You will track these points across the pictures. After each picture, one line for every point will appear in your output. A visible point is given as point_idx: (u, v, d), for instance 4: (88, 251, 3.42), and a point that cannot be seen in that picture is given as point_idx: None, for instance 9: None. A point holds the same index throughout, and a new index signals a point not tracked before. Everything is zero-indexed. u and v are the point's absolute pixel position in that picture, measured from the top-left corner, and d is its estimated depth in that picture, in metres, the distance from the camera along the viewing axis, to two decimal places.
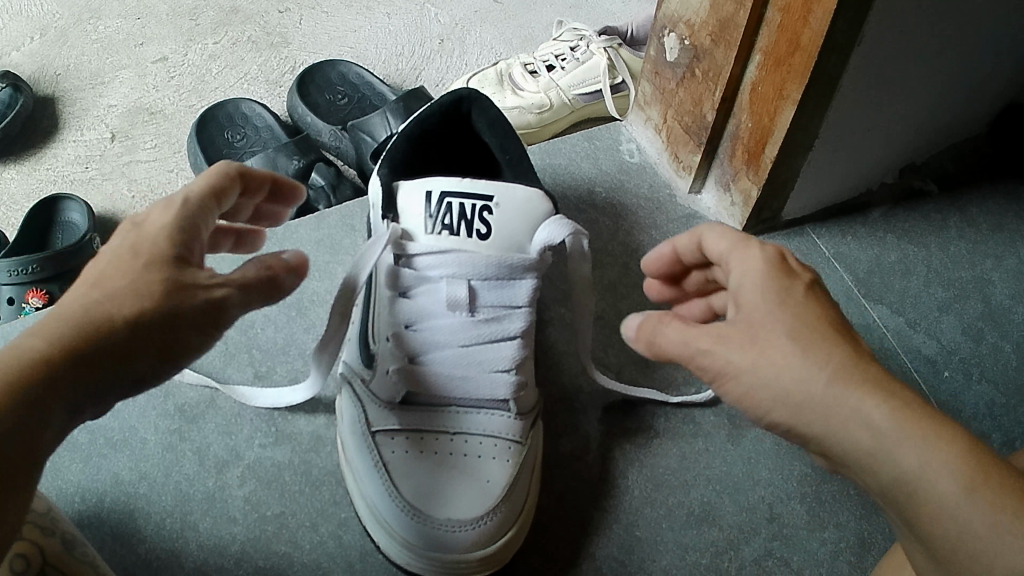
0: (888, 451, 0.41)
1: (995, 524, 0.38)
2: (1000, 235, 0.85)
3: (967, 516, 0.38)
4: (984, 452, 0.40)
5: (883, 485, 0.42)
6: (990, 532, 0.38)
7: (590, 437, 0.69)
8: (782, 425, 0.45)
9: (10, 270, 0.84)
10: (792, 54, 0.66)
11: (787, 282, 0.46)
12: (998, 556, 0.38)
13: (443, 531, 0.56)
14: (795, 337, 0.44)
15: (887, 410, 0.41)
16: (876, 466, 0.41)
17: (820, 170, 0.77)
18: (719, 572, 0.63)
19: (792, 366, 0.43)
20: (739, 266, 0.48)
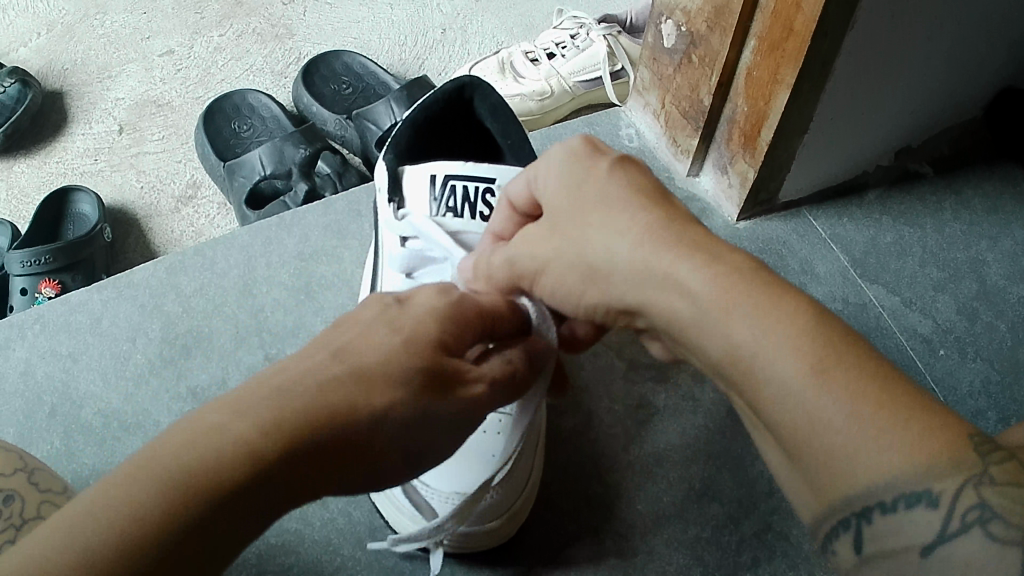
0: (738, 319, 0.39)
1: (871, 416, 0.33)
2: (995, 217, 0.86)
3: (829, 403, 0.34)
4: (839, 326, 0.37)
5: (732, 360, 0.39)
6: (847, 423, 0.34)
7: (592, 415, 0.71)
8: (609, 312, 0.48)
9: (24, 261, 0.86)
10: (786, 40, 0.67)
11: (589, 160, 0.50)
12: (847, 450, 0.34)
13: (451, 503, 0.59)
14: (613, 201, 0.47)
15: (716, 280, 0.41)
16: (718, 340, 0.40)
17: (814, 154, 0.79)
18: (719, 545, 0.64)
19: (609, 229, 0.46)
20: (548, 165, 0.51)
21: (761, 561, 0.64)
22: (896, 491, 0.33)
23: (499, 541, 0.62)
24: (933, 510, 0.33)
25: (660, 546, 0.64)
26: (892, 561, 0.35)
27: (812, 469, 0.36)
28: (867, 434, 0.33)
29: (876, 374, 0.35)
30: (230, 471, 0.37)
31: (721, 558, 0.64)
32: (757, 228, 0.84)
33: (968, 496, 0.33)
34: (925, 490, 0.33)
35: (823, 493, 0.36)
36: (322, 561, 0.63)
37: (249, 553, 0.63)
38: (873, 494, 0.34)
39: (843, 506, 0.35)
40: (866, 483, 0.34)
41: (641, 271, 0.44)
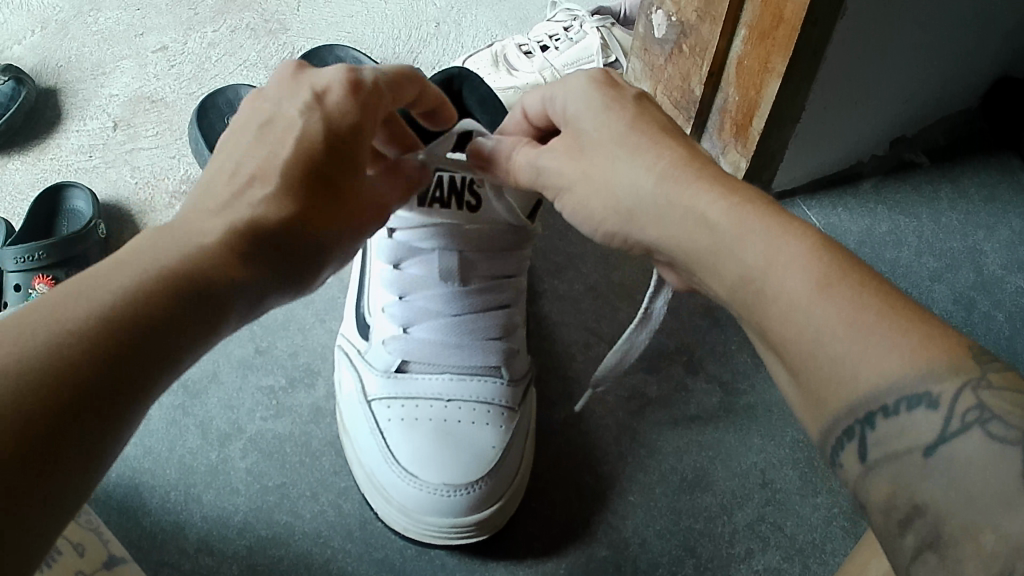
0: (743, 249, 0.39)
1: (855, 320, 0.34)
2: (991, 206, 0.85)
3: (816, 310, 0.35)
4: (839, 249, 0.37)
5: (732, 291, 0.40)
6: (841, 329, 0.34)
7: (584, 406, 0.71)
8: (626, 238, 0.47)
9: (18, 257, 0.86)
10: (776, 28, 0.67)
11: (614, 92, 0.50)
12: (839, 356, 0.34)
13: (439, 495, 0.59)
14: (624, 146, 0.47)
15: (730, 215, 0.41)
16: (728, 264, 0.40)
17: (807, 144, 0.79)
18: (713, 537, 0.64)
19: (631, 173, 0.45)
20: (560, 96, 0.51)
21: (755, 553, 0.63)
22: (900, 392, 0.32)
23: (489, 533, 0.61)
24: (932, 414, 0.32)
25: (653, 538, 0.64)
26: (894, 463, 0.32)
27: (797, 375, 0.36)
28: (851, 343, 0.34)
29: (868, 291, 0.34)
30: (103, 330, 0.34)
31: (715, 550, 0.63)
32: None
33: (966, 399, 0.31)
34: (934, 397, 0.32)
35: (819, 400, 0.35)
36: (313, 553, 0.63)
37: (240, 546, 0.63)
38: (873, 398, 0.33)
39: (848, 411, 0.34)
40: (868, 384, 0.33)
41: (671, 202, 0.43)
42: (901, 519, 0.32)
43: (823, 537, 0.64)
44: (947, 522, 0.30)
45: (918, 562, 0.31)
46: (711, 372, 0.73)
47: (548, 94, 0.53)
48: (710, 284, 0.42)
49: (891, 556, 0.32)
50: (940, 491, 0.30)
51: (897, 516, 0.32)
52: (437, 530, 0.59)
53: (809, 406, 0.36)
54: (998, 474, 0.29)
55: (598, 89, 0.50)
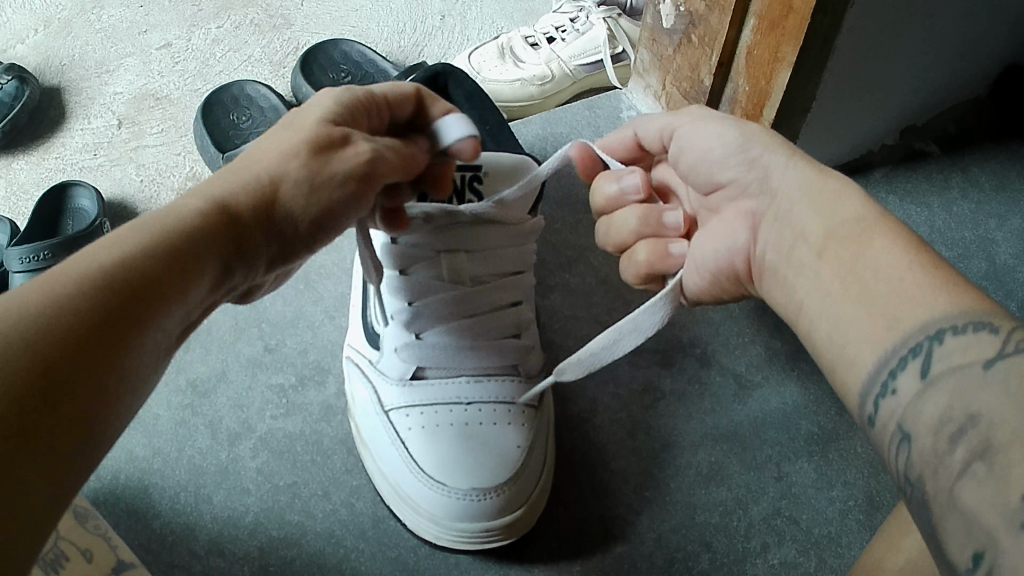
0: (882, 236, 0.46)
1: (925, 279, 0.43)
2: (1003, 194, 0.84)
3: (903, 263, 0.44)
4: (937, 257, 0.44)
5: (824, 235, 0.49)
6: (920, 276, 0.43)
7: (598, 401, 0.70)
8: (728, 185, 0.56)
9: (24, 257, 0.84)
10: (786, 17, 0.66)
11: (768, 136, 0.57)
12: (911, 296, 0.42)
13: (469, 500, 0.58)
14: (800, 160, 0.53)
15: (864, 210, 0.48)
16: (869, 246, 0.46)
17: (818, 134, 0.78)
18: (728, 531, 0.63)
19: (797, 175, 0.52)
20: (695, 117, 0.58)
21: (771, 547, 0.62)
22: (954, 321, 0.39)
23: (518, 536, 0.61)
24: (990, 339, 0.37)
25: (668, 533, 0.63)
26: (955, 376, 0.37)
27: (871, 309, 0.44)
28: (923, 285, 0.42)
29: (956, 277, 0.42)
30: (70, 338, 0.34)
31: (730, 545, 0.62)
32: None
33: (1019, 335, 0.37)
34: (988, 325, 0.38)
35: (888, 329, 0.42)
36: (324, 552, 0.62)
37: (252, 547, 0.62)
38: (932, 325, 0.40)
39: (914, 334, 0.41)
40: (934, 317, 0.40)
41: (815, 197, 0.50)
42: (949, 431, 0.36)
43: (839, 531, 0.63)
44: (998, 430, 0.34)
45: (961, 473, 0.35)
46: (725, 366, 0.72)
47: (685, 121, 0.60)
48: (795, 248, 0.50)
49: (929, 470, 0.36)
50: (994, 399, 0.35)
51: (948, 430, 0.36)
52: (468, 535, 0.59)
53: (881, 336, 0.43)
54: None
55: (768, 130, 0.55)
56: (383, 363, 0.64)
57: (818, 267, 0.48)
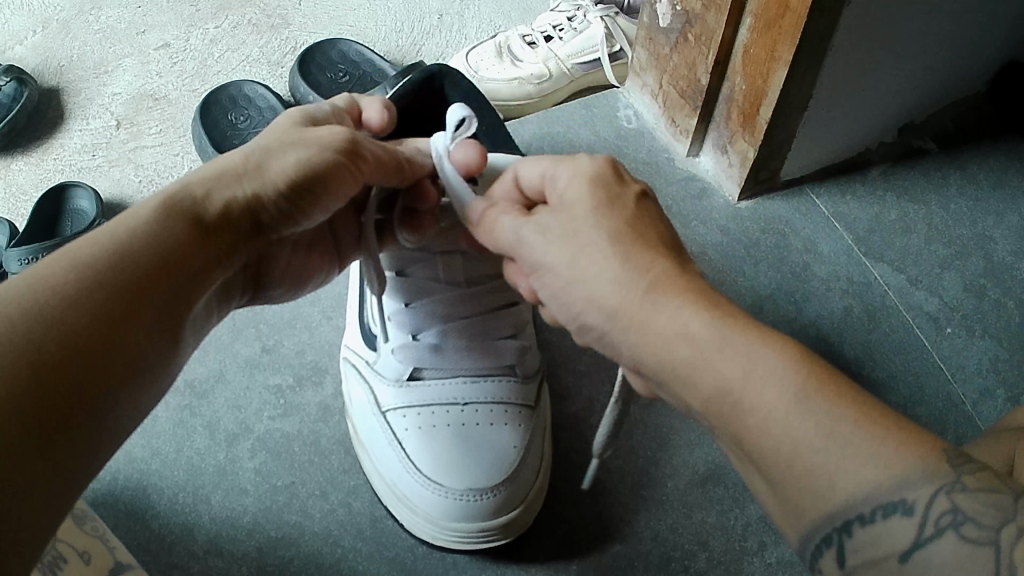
0: (720, 365, 0.38)
1: (833, 430, 0.35)
2: (1000, 192, 0.84)
3: (796, 424, 0.36)
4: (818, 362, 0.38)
5: (706, 404, 0.39)
6: (820, 443, 0.35)
7: (595, 400, 0.70)
8: (602, 335, 0.44)
9: (22, 259, 0.85)
10: (782, 16, 0.66)
11: (611, 188, 0.46)
12: (821, 475, 0.35)
13: (465, 501, 0.59)
14: (623, 247, 0.43)
15: (713, 329, 0.39)
16: (699, 386, 0.39)
17: (815, 132, 0.78)
18: (725, 530, 0.63)
19: (618, 280, 0.42)
20: (557, 180, 0.47)
21: (768, 546, 0.63)
22: (875, 500, 0.35)
23: (515, 536, 0.62)
24: (909, 519, 0.34)
25: (665, 532, 0.63)
26: (876, 571, 0.35)
27: (779, 488, 0.37)
28: (832, 456, 0.35)
29: (847, 402, 0.36)
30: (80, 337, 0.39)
31: (727, 543, 0.63)
32: (759, 207, 0.83)
33: (940, 503, 0.34)
34: (907, 503, 0.34)
35: (797, 509, 0.37)
36: (322, 553, 0.62)
37: (250, 547, 0.62)
38: (850, 508, 0.35)
39: (824, 522, 0.36)
40: (844, 496, 0.35)
41: (666, 336, 0.40)
42: None
43: None
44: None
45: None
46: None
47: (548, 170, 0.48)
48: (683, 397, 0.41)
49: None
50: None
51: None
52: (464, 535, 0.60)
53: (790, 513, 0.38)
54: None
55: (594, 185, 0.46)
56: (379, 362, 0.64)
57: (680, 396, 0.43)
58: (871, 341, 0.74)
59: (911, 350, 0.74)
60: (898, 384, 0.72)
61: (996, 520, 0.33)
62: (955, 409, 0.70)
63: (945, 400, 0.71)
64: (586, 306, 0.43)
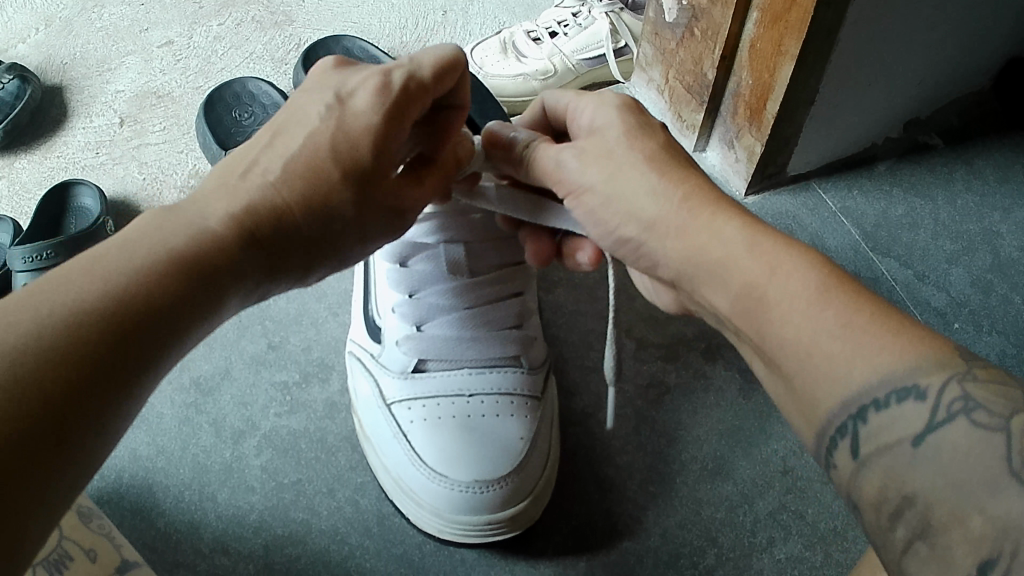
0: (749, 263, 0.41)
1: (849, 321, 0.37)
2: (1007, 187, 0.84)
3: (814, 316, 0.38)
4: (836, 266, 0.40)
5: (733, 304, 0.42)
6: (836, 331, 0.37)
7: (603, 396, 0.70)
8: (638, 246, 0.48)
9: (26, 257, 0.84)
10: (789, 10, 0.66)
11: (641, 116, 0.51)
12: (830, 365, 0.37)
13: (471, 493, 0.58)
14: (655, 165, 0.47)
15: (744, 235, 0.42)
16: (732, 281, 0.42)
17: (822, 127, 0.78)
18: (734, 527, 0.63)
19: (652, 192, 0.46)
20: (587, 109, 0.52)
21: (776, 542, 0.62)
22: (886, 386, 0.35)
23: (524, 528, 0.61)
24: (921, 405, 0.34)
25: (674, 528, 0.63)
26: (885, 456, 0.35)
27: (794, 379, 0.39)
28: (844, 346, 0.36)
29: (864, 298, 0.37)
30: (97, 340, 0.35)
31: (735, 539, 0.62)
32: (766, 201, 0.83)
33: (951, 391, 0.34)
34: (921, 390, 0.34)
35: (812, 405, 0.38)
36: (329, 551, 0.62)
37: (256, 545, 0.62)
38: (866, 394, 0.36)
39: (837, 411, 0.37)
40: (856, 387, 0.36)
41: (694, 242, 0.44)
42: (889, 512, 0.34)
43: (846, 525, 0.63)
44: (935, 510, 0.32)
45: (908, 554, 0.33)
46: (729, 360, 0.72)
47: (579, 103, 0.53)
48: (714, 304, 0.44)
49: (882, 549, 0.35)
50: (927, 479, 0.33)
51: (887, 509, 0.34)
52: (471, 528, 0.59)
53: (804, 409, 0.39)
54: (984, 456, 0.32)
55: (627, 112, 0.50)
56: (383, 351, 0.64)
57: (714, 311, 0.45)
58: None
59: None
60: None
61: (1007, 408, 0.33)
62: None
63: None
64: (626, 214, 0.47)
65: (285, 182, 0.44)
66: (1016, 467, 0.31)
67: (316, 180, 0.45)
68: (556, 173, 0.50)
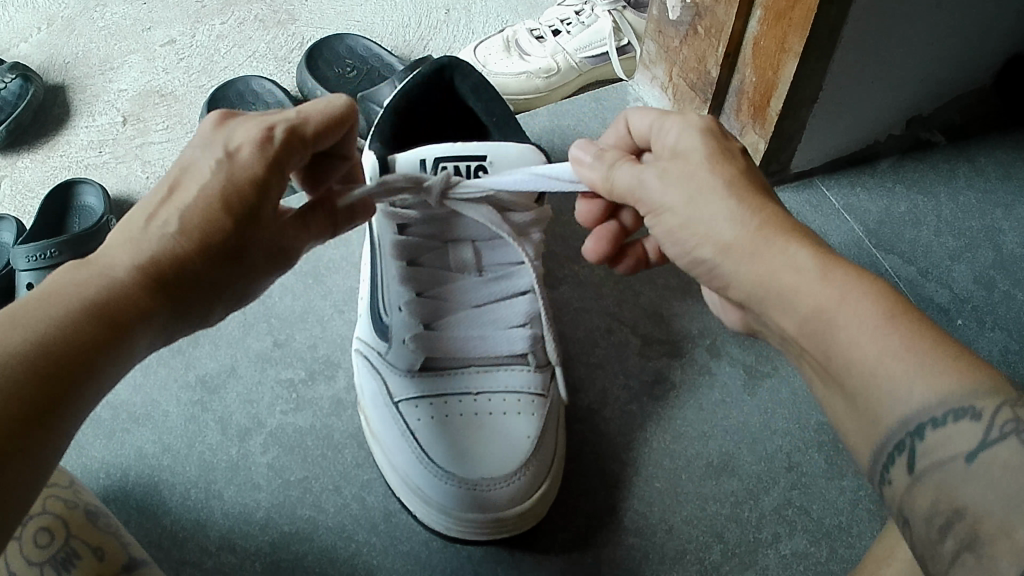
0: (818, 289, 0.42)
1: (913, 348, 0.38)
2: (1009, 184, 0.84)
3: (878, 340, 0.39)
4: (901, 294, 0.41)
5: (799, 326, 0.43)
6: (901, 356, 0.38)
7: (608, 393, 0.70)
8: (713, 268, 0.48)
9: (29, 255, 0.84)
10: (793, 8, 0.66)
11: (724, 141, 0.50)
12: (891, 385, 0.38)
13: (480, 490, 0.58)
14: (731, 189, 0.47)
15: (816, 260, 0.43)
16: (798, 304, 0.43)
17: (826, 124, 0.78)
18: (740, 522, 0.63)
19: (730, 214, 0.46)
20: (668, 131, 0.51)
21: (782, 537, 0.62)
22: (944, 406, 0.37)
23: (530, 527, 0.61)
24: (975, 424, 0.36)
25: (680, 524, 0.63)
26: (939, 472, 0.37)
27: (858, 398, 0.40)
28: (909, 368, 0.38)
29: (927, 329, 0.38)
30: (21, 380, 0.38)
31: (741, 535, 0.62)
32: None
33: (1004, 415, 0.36)
34: (976, 411, 0.36)
35: (874, 423, 0.40)
36: (336, 548, 0.62)
37: (263, 543, 0.62)
38: (924, 414, 0.37)
39: (896, 429, 0.38)
40: (914, 407, 0.38)
41: (760, 262, 0.45)
42: (941, 525, 0.36)
43: (850, 521, 0.63)
44: (987, 525, 0.34)
45: (957, 565, 0.35)
46: (734, 356, 0.72)
47: (659, 123, 0.52)
48: (779, 322, 0.45)
49: (929, 561, 0.37)
50: (982, 496, 0.35)
51: (938, 522, 0.37)
52: (478, 525, 0.59)
53: (863, 425, 0.40)
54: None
55: (710, 134, 0.50)
56: (393, 350, 0.63)
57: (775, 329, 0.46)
58: None
59: None
60: None
61: None
62: None
63: None
64: (699, 238, 0.47)
65: (183, 233, 0.45)
66: None
67: (211, 224, 0.46)
68: (635, 191, 0.50)
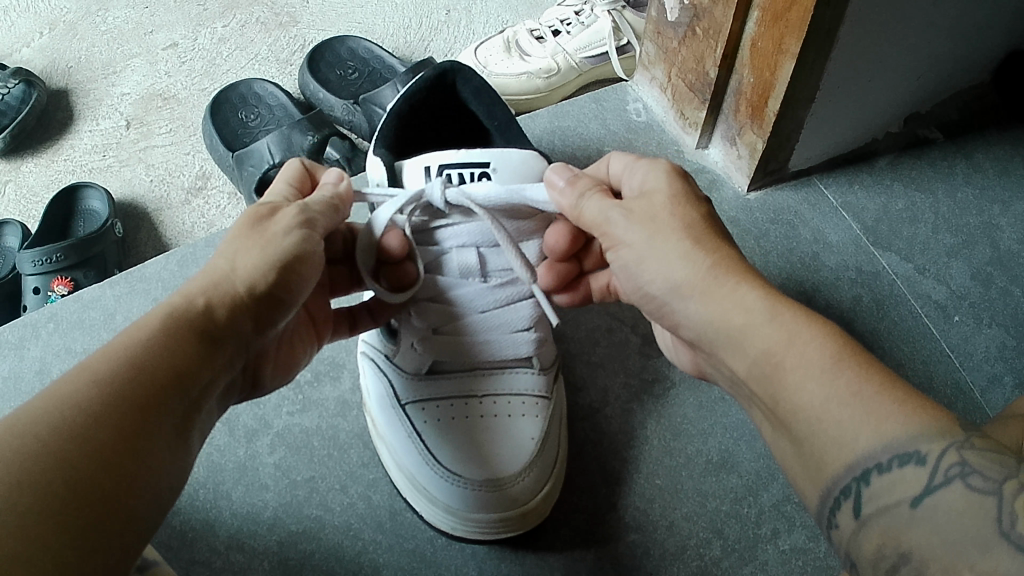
0: (771, 329, 0.44)
1: (856, 391, 0.39)
2: (1007, 180, 0.85)
3: (828, 378, 0.40)
4: (853, 341, 0.42)
5: (750, 367, 0.45)
6: (849, 398, 0.39)
7: (609, 391, 0.71)
8: (665, 304, 0.52)
9: (35, 260, 0.85)
10: (789, 10, 0.67)
11: (682, 182, 0.54)
12: (838, 428, 0.39)
13: (484, 491, 0.59)
14: (687, 237, 0.50)
15: (766, 303, 0.46)
16: (752, 344, 0.45)
17: (824, 123, 0.79)
18: (739, 518, 0.64)
19: (684, 255, 0.50)
20: (640, 175, 0.56)
21: (781, 533, 0.63)
22: (891, 450, 0.37)
23: (531, 526, 0.62)
24: (921, 469, 0.36)
25: (680, 521, 0.64)
26: (885, 516, 0.37)
27: (803, 442, 0.41)
28: (853, 413, 0.39)
29: (871, 369, 0.40)
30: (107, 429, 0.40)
31: (741, 531, 0.63)
32: (769, 198, 0.84)
33: (950, 457, 0.36)
34: (922, 454, 0.36)
35: (819, 467, 0.40)
36: (342, 547, 0.63)
37: (270, 542, 0.63)
38: (869, 457, 0.38)
39: (844, 472, 0.39)
40: (860, 452, 0.38)
41: (720, 299, 0.47)
42: (888, 568, 0.36)
43: None
44: (931, 567, 0.34)
45: None
46: None
47: (631, 166, 0.57)
48: (730, 361, 0.47)
49: None
50: (926, 537, 0.35)
51: (885, 566, 0.36)
52: (483, 524, 0.60)
53: (811, 471, 0.41)
54: (974, 522, 0.34)
55: (675, 177, 0.54)
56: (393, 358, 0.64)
57: (724, 366, 0.49)
58: (880, 329, 0.75)
59: (919, 338, 0.74)
60: (909, 370, 0.72)
61: (1001, 474, 0.35)
62: (967, 397, 0.71)
63: (956, 388, 0.71)
64: (664, 270, 0.50)
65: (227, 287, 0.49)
66: (1005, 527, 0.33)
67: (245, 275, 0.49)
68: (602, 223, 0.54)
